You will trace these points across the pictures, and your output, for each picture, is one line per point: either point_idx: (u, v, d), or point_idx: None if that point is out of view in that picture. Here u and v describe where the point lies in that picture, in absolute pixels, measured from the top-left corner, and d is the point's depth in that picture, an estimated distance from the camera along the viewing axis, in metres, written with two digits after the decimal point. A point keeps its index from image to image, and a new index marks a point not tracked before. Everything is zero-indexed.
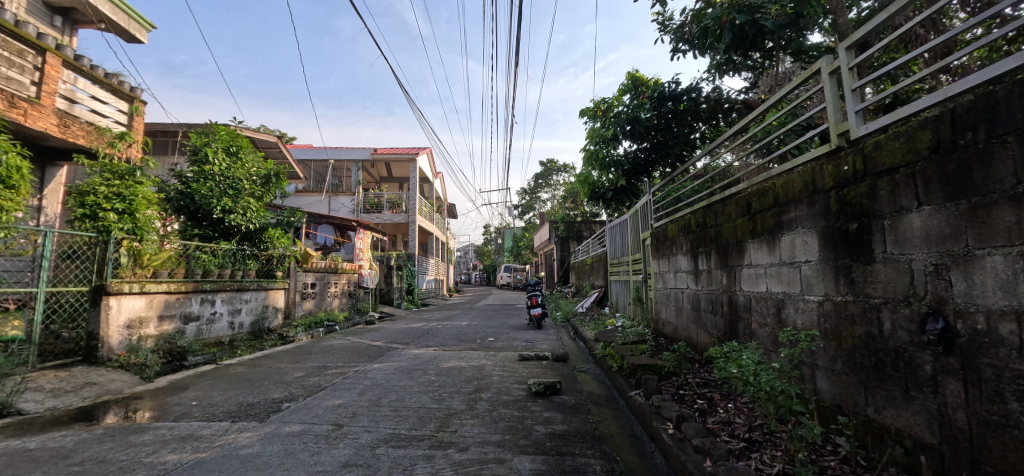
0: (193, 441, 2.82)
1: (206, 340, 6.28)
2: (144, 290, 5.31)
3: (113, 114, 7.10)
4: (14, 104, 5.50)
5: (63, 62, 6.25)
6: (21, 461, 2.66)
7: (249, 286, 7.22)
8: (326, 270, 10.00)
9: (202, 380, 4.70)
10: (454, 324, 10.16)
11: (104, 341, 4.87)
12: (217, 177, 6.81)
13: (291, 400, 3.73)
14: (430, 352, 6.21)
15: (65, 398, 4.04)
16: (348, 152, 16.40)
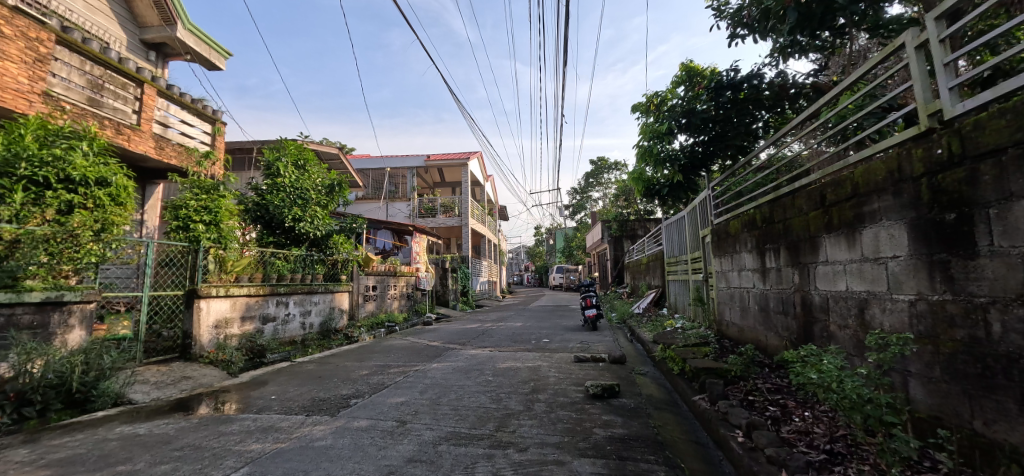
0: (273, 432, 3.06)
1: (281, 339, 6.80)
2: (229, 293, 5.84)
3: (199, 136, 7.88)
4: (119, 132, 6.27)
5: (158, 92, 7.03)
6: (134, 445, 3.02)
7: (317, 289, 7.73)
8: (386, 273, 10.48)
9: (279, 376, 5.09)
10: (508, 324, 10.26)
11: (197, 339, 5.40)
12: (288, 189, 7.34)
13: (358, 397, 3.93)
14: (486, 352, 6.32)
15: (167, 390, 4.55)
16: (404, 159, 17.07)
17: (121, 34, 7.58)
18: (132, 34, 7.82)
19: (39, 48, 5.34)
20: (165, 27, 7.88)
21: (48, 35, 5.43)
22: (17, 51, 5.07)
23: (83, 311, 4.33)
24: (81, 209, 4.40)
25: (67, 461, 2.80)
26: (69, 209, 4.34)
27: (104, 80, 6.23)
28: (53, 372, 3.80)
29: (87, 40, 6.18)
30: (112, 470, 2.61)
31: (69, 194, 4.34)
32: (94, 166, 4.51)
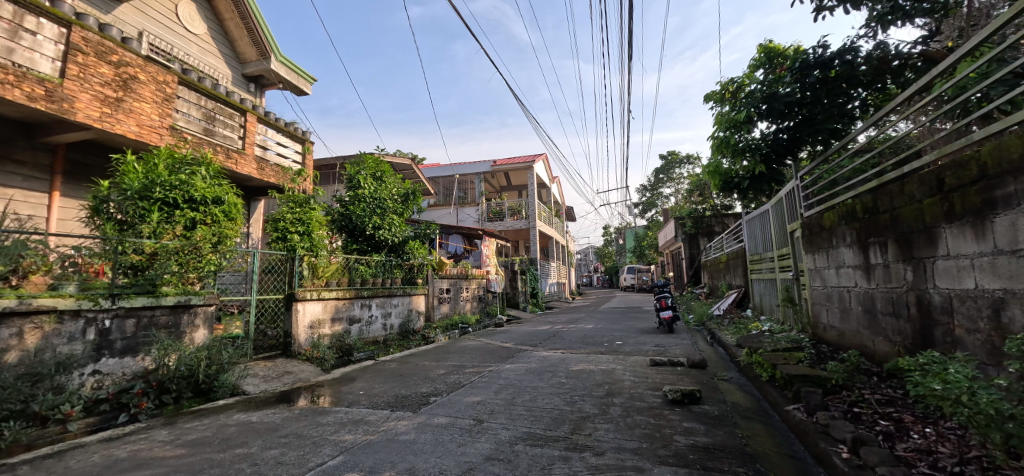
0: (363, 425, 3.31)
1: (366, 339, 7.33)
2: (321, 296, 6.40)
3: (292, 155, 8.75)
4: (228, 157, 7.16)
5: (258, 118, 7.91)
6: (249, 431, 3.42)
7: (396, 292, 8.22)
8: (458, 276, 10.86)
9: (365, 373, 5.48)
10: (580, 326, 10.13)
11: (295, 338, 5.99)
12: (368, 199, 7.90)
13: (437, 395, 4.12)
14: (558, 354, 6.30)
15: (273, 383, 5.11)
16: (472, 166, 17.73)
17: (227, 71, 8.66)
18: (236, 70, 8.90)
19: (166, 89, 6.26)
20: (262, 61, 8.87)
21: (173, 77, 6.36)
22: (149, 93, 6.00)
23: (205, 313, 5.00)
24: (202, 224, 5.07)
25: (198, 442, 3.24)
26: (192, 225, 5.03)
27: (217, 112, 7.15)
28: (184, 365, 4.43)
29: (201, 79, 7.16)
30: (232, 452, 2.99)
31: (193, 212, 5.01)
32: (211, 187, 5.16)
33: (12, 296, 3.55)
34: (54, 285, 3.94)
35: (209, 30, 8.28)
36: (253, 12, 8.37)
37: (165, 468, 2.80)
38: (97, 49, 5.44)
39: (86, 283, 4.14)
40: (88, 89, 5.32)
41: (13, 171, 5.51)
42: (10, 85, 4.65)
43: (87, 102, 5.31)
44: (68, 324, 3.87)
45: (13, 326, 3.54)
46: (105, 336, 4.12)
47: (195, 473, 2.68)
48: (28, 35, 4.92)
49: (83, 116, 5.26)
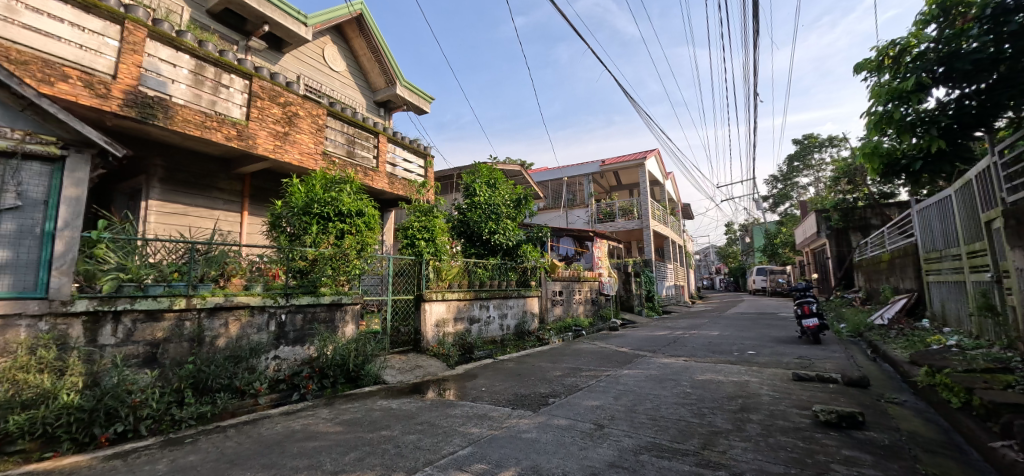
0: (487, 420, 3.50)
1: (485, 338, 7.75)
2: (445, 297, 6.95)
3: (416, 170, 9.67)
4: (366, 174, 8.19)
5: (388, 139, 8.89)
6: (392, 416, 3.86)
7: (512, 294, 8.54)
8: (571, 278, 10.86)
9: (486, 371, 5.79)
10: (703, 333, 9.37)
11: (424, 335, 6.60)
12: (484, 206, 8.35)
13: (555, 396, 4.17)
14: (681, 362, 5.91)
15: (407, 375, 5.70)
16: (580, 168, 17.64)
17: (363, 100, 9.91)
18: (369, 98, 10.13)
19: (318, 121, 7.39)
20: (390, 88, 9.95)
21: (323, 110, 7.49)
22: (307, 125, 7.16)
23: (352, 310, 5.77)
24: (348, 234, 5.83)
25: (352, 422, 3.76)
26: (341, 235, 5.80)
27: (356, 137, 8.23)
28: (338, 354, 5.20)
29: (343, 109, 8.32)
30: (379, 433, 3.40)
31: (342, 223, 5.78)
32: (355, 201, 5.86)
33: (221, 294, 4.57)
34: (248, 284, 4.89)
35: (347, 66, 9.58)
36: (381, 44, 9.43)
37: (328, 442, 3.30)
38: (270, 94, 6.69)
39: (268, 283, 5.06)
40: (264, 127, 6.57)
41: (217, 197, 7.03)
42: (214, 130, 5.96)
43: (264, 138, 6.55)
44: (257, 317, 4.82)
45: (222, 317, 4.57)
46: (282, 327, 5.03)
47: (351, 449, 3.11)
48: (224, 89, 6.25)
49: (261, 149, 6.50)
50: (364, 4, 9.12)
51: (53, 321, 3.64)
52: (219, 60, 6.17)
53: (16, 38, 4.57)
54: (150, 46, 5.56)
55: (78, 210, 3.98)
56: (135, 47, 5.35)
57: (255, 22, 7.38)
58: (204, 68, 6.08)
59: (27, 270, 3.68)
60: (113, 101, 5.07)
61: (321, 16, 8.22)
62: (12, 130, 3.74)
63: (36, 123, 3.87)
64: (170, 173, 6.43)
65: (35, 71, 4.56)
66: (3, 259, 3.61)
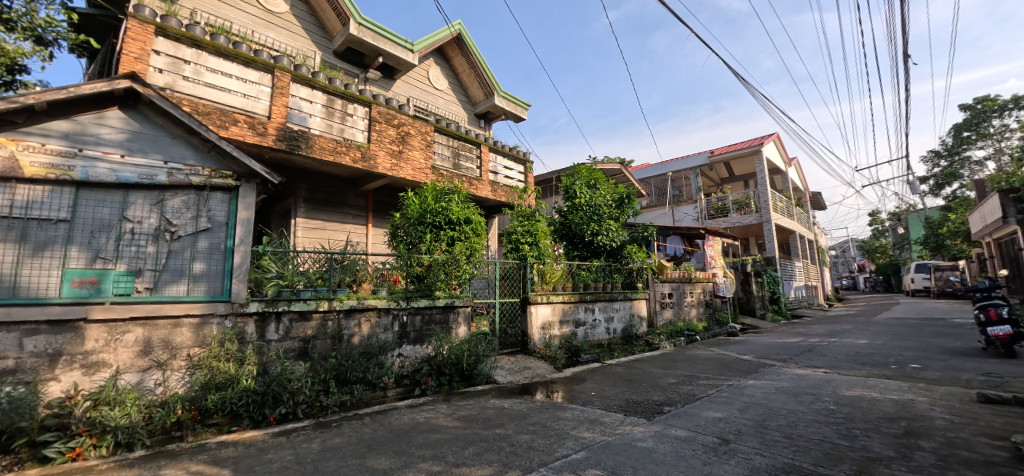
0: (599, 425, 3.45)
1: (591, 341, 7.67)
2: (550, 300, 7.04)
3: (517, 176, 9.94)
4: (471, 184, 8.66)
5: (490, 148, 9.28)
6: (505, 414, 4.02)
7: (618, 297, 8.31)
8: (681, 280, 10.20)
9: (594, 375, 5.72)
10: (847, 341, 8.11)
11: (531, 337, 6.75)
12: (585, 207, 8.27)
13: (671, 405, 3.95)
14: (820, 374, 5.20)
15: (517, 375, 5.91)
16: (686, 161, 16.54)
17: (464, 114, 10.49)
18: (470, 111, 10.69)
19: (426, 137, 8.00)
20: (488, 99, 10.38)
21: (430, 127, 8.09)
22: (417, 142, 7.82)
23: (464, 312, 6.15)
24: (458, 241, 6.09)
25: (468, 419, 3.99)
26: (452, 242, 6.10)
27: (461, 149, 8.73)
28: (452, 353, 5.59)
29: (448, 125, 8.90)
30: (494, 431, 3.56)
31: (452, 231, 6.06)
32: (463, 209, 6.13)
33: (354, 297, 5.20)
34: (376, 288, 5.49)
35: (449, 84, 10.24)
36: (478, 59, 9.88)
37: (449, 435, 3.55)
38: (386, 117, 7.43)
39: (391, 287, 5.60)
40: (383, 148, 7.32)
41: (348, 212, 8.01)
42: (343, 154, 6.82)
43: (382, 157, 7.30)
44: (383, 318, 5.39)
45: (357, 318, 5.20)
46: (405, 328, 5.55)
47: (470, 443, 3.31)
48: (350, 117, 7.11)
49: (381, 168, 7.26)
50: (462, 24, 9.66)
51: (234, 320, 4.50)
52: (345, 92, 7.03)
53: (202, 95, 5.74)
54: (293, 88, 6.55)
55: (248, 229, 4.84)
56: (282, 90, 6.36)
57: (370, 55, 8.29)
58: (334, 101, 6.97)
59: (216, 279, 4.58)
60: (269, 137, 6.09)
61: (425, 41, 8.93)
62: (203, 168, 4.70)
63: (218, 161, 4.81)
64: (311, 193, 7.50)
65: (215, 119, 5.68)
66: (200, 271, 4.54)
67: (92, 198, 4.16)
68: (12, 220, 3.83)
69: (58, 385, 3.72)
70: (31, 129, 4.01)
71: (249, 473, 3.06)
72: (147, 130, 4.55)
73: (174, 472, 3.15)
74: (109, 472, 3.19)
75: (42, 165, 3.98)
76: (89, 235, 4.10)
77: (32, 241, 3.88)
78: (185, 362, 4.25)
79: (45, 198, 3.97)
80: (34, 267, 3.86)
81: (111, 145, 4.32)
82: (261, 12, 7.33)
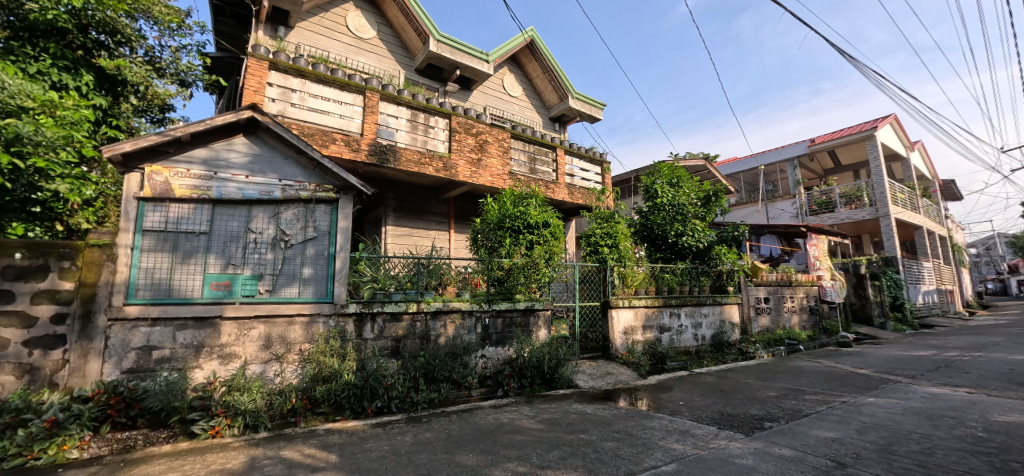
0: (691, 437, 3.28)
1: (678, 348, 7.29)
2: (632, 304, 6.83)
3: (594, 178, 9.80)
4: (548, 187, 8.71)
5: (565, 151, 9.25)
6: (589, 420, 3.98)
7: (706, 301, 7.81)
8: (779, 283, 9.31)
9: (682, 384, 5.43)
10: (998, 356, 6.82)
11: (613, 342, 6.61)
12: (667, 207, 7.90)
13: (773, 421, 3.63)
14: (962, 394, 4.44)
15: (599, 381, 5.84)
16: (780, 152, 15.13)
17: (539, 118, 10.59)
18: (544, 116, 10.76)
19: (503, 143, 8.21)
20: (562, 102, 10.33)
21: (506, 134, 8.29)
22: (495, 149, 8.05)
23: (544, 315, 6.20)
24: (537, 245, 6.13)
25: (552, 422, 4.01)
26: (531, 245, 6.15)
27: (537, 153, 8.81)
28: (534, 356, 5.67)
29: (524, 130, 9.04)
30: (578, 436, 3.55)
31: (531, 235, 6.11)
32: (541, 213, 6.18)
33: (440, 300, 5.49)
34: (459, 291, 5.75)
35: (524, 90, 10.42)
36: (552, 63, 9.91)
37: (533, 438, 3.61)
38: (464, 127, 7.76)
39: (473, 290, 5.84)
40: (462, 157, 7.65)
41: (432, 219, 8.48)
42: (427, 165, 7.24)
43: (462, 166, 7.61)
44: (467, 320, 5.62)
45: (443, 319, 5.49)
46: (487, 330, 5.74)
47: (554, 447, 3.33)
48: (432, 129, 7.52)
49: (461, 176, 7.59)
50: (534, 30, 9.78)
51: (336, 319, 4.99)
52: (427, 106, 7.45)
53: (307, 118, 6.45)
54: (382, 106, 7.10)
55: (348, 237, 5.31)
56: (373, 109, 6.93)
57: (449, 69, 8.71)
58: (417, 115, 7.43)
59: (322, 283, 5.08)
60: (362, 152, 6.67)
61: (499, 50, 9.17)
62: (310, 183, 5.28)
63: (321, 176, 5.36)
64: (399, 203, 8.06)
65: (318, 139, 6.34)
66: (309, 275, 5.07)
67: (224, 213, 4.86)
68: (168, 233, 4.61)
69: (201, 372, 4.39)
70: (179, 157, 4.79)
71: (353, 459, 3.37)
72: (265, 152, 5.20)
73: (292, 453, 3.57)
74: (242, 449, 3.71)
75: (188, 187, 4.75)
76: (223, 244, 4.79)
77: (182, 250, 4.63)
78: (298, 356, 4.79)
79: (191, 214, 4.73)
80: (184, 272, 4.60)
81: (237, 167, 5.02)
82: (353, 39, 8.06)
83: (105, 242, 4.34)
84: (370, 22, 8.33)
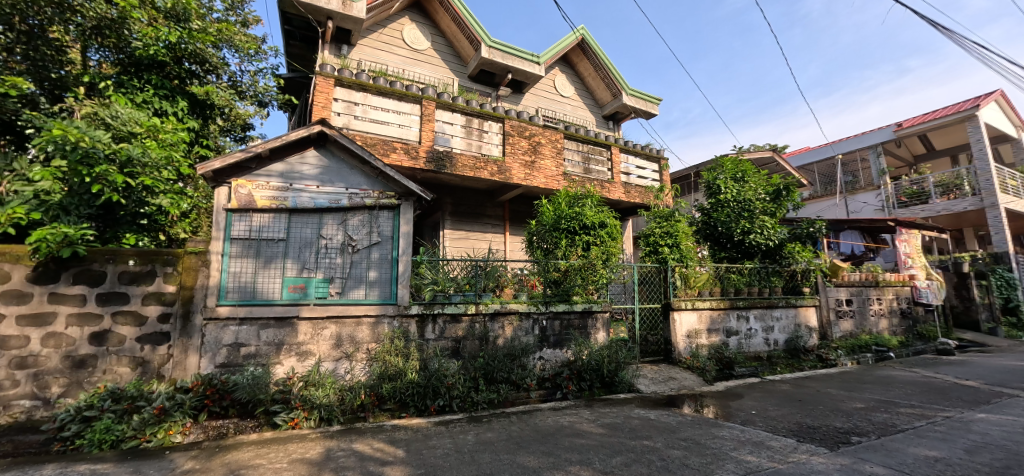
0: (767, 449, 3.09)
1: (747, 353, 6.89)
2: (695, 306, 6.54)
3: (651, 175, 9.49)
4: (603, 187, 8.56)
5: (620, 149, 9.04)
6: (653, 427, 3.86)
7: (778, 304, 7.30)
8: (864, 283, 8.49)
9: (754, 391, 5.11)
10: None
11: (675, 346, 6.38)
12: (731, 203, 7.48)
13: (862, 435, 3.33)
14: None
15: (661, 386, 5.68)
16: (860, 139, 13.91)
17: (592, 117, 10.45)
18: (597, 114, 10.60)
19: (556, 144, 8.18)
20: (616, 100, 10.10)
21: (560, 134, 8.26)
22: (548, 150, 8.05)
23: (602, 318, 6.10)
24: (594, 246, 6.04)
25: (613, 427, 3.95)
26: (587, 246, 6.07)
27: (591, 153, 8.70)
28: (593, 359, 5.61)
29: (577, 130, 8.95)
30: (642, 442, 3.46)
31: (588, 236, 6.03)
32: (597, 214, 6.08)
33: (498, 301, 5.59)
34: (516, 293, 5.82)
35: (576, 90, 10.34)
36: (604, 60, 9.74)
37: (594, 442, 3.57)
38: (517, 130, 7.83)
39: (530, 292, 5.88)
40: (516, 159, 7.73)
41: (487, 222, 8.64)
42: (481, 169, 7.38)
43: (516, 168, 7.69)
44: (525, 321, 5.67)
45: (501, 321, 5.58)
46: (545, 331, 5.75)
47: (617, 452, 3.27)
48: (486, 134, 7.67)
49: (516, 178, 7.66)
50: (585, 28, 9.66)
51: (400, 320, 5.23)
52: (481, 111, 7.59)
53: (369, 129, 6.81)
54: (437, 113, 7.34)
55: (409, 241, 5.55)
56: (429, 117, 7.18)
57: (501, 73, 8.83)
58: (471, 120, 7.60)
59: (386, 285, 5.34)
60: (420, 160, 6.93)
61: (550, 51, 9.15)
62: (373, 191, 5.57)
63: (384, 184, 5.63)
64: (456, 207, 8.28)
65: (380, 149, 6.68)
66: (375, 278, 5.34)
67: (299, 221, 5.25)
68: (251, 240, 5.06)
69: (282, 367, 4.79)
70: (260, 172, 5.24)
71: (419, 455, 3.53)
72: (333, 163, 5.55)
73: (364, 446, 3.80)
74: (318, 440, 3.99)
75: (267, 198, 5.18)
76: (299, 250, 5.18)
77: (264, 256, 5.06)
78: (365, 355, 5.07)
79: (270, 223, 5.16)
80: (266, 276, 5.01)
81: (309, 178, 5.40)
82: (409, 52, 8.40)
83: (200, 249, 4.84)
84: (424, 34, 8.65)
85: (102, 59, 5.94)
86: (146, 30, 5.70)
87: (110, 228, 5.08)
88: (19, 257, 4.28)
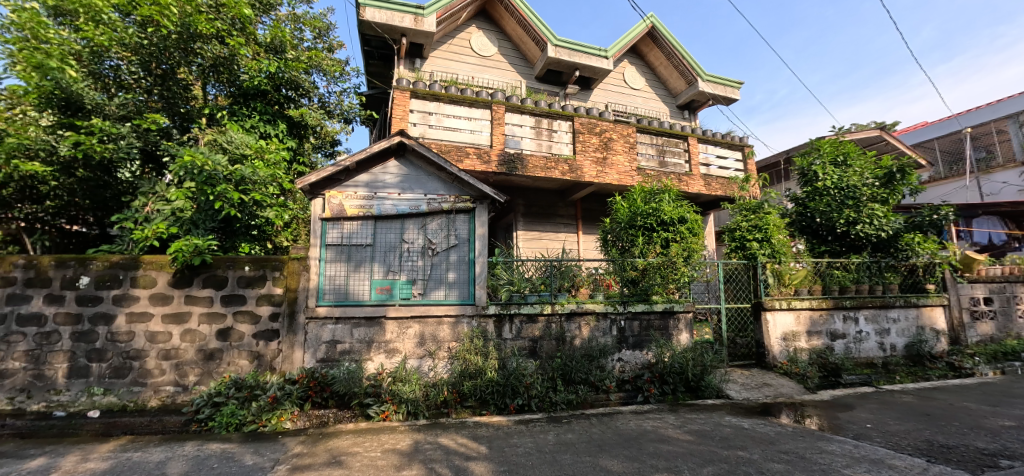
0: (888, 470, 2.76)
1: (857, 360, 6.17)
2: (791, 306, 5.99)
3: (733, 165, 8.86)
4: (681, 180, 8.15)
5: (698, 139, 8.53)
6: (746, 436, 3.61)
7: (895, 303, 6.45)
8: (1008, 278, 7.20)
9: (867, 402, 4.57)
10: None
11: (769, 350, 5.91)
12: (832, 191, 6.70)
13: (1013, 459, 2.85)
14: None
15: (754, 392, 5.29)
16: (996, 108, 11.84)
17: (665, 108, 9.99)
18: (671, 104, 10.11)
19: (628, 138, 7.94)
20: (691, 87, 9.54)
21: (631, 128, 8.00)
22: (620, 146, 7.84)
23: (685, 318, 5.83)
24: (674, 242, 5.73)
25: (701, 434, 3.76)
26: (666, 243, 5.78)
27: (666, 145, 8.32)
28: (676, 362, 5.36)
29: (650, 122, 8.61)
30: (735, 453, 3.26)
31: (666, 232, 5.75)
32: (676, 208, 5.76)
33: (574, 301, 5.56)
34: (592, 293, 5.74)
35: (647, 81, 9.95)
36: (677, 47, 9.24)
37: (682, 449, 3.42)
38: (587, 127, 7.72)
39: (606, 292, 5.78)
40: (587, 157, 7.62)
41: (560, 222, 8.62)
42: (552, 169, 7.38)
43: (586, 166, 7.58)
44: (602, 322, 5.59)
45: (578, 321, 5.55)
46: (623, 332, 5.62)
47: (708, 462, 3.12)
48: (556, 133, 7.64)
49: (587, 176, 7.56)
50: (655, 16, 9.25)
51: (478, 320, 5.40)
52: (549, 110, 7.59)
53: (443, 137, 7.10)
54: (507, 116, 7.46)
55: (485, 243, 5.71)
56: (499, 120, 7.33)
57: (568, 71, 8.75)
58: (540, 121, 7.62)
59: (464, 286, 5.55)
60: (492, 163, 7.12)
61: (618, 43, 8.89)
62: (450, 196, 5.81)
63: (459, 189, 5.85)
64: (528, 208, 8.37)
65: (454, 155, 6.95)
66: (453, 279, 5.58)
67: (384, 227, 5.63)
68: (343, 246, 5.52)
69: (373, 363, 5.18)
70: (348, 183, 5.68)
71: (502, 452, 3.63)
72: (412, 171, 5.86)
73: (449, 441, 3.99)
74: (407, 432, 4.26)
75: (356, 206, 5.61)
76: (384, 254, 5.56)
77: (355, 260, 5.49)
78: (447, 353, 5.31)
79: (359, 229, 5.58)
80: (357, 279, 5.44)
81: (391, 186, 5.77)
82: (477, 59, 8.64)
83: (301, 255, 5.39)
84: (491, 40, 8.84)
85: (218, 92, 6.75)
86: (251, 63, 6.41)
87: (229, 239, 5.75)
88: (163, 265, 5.07)
